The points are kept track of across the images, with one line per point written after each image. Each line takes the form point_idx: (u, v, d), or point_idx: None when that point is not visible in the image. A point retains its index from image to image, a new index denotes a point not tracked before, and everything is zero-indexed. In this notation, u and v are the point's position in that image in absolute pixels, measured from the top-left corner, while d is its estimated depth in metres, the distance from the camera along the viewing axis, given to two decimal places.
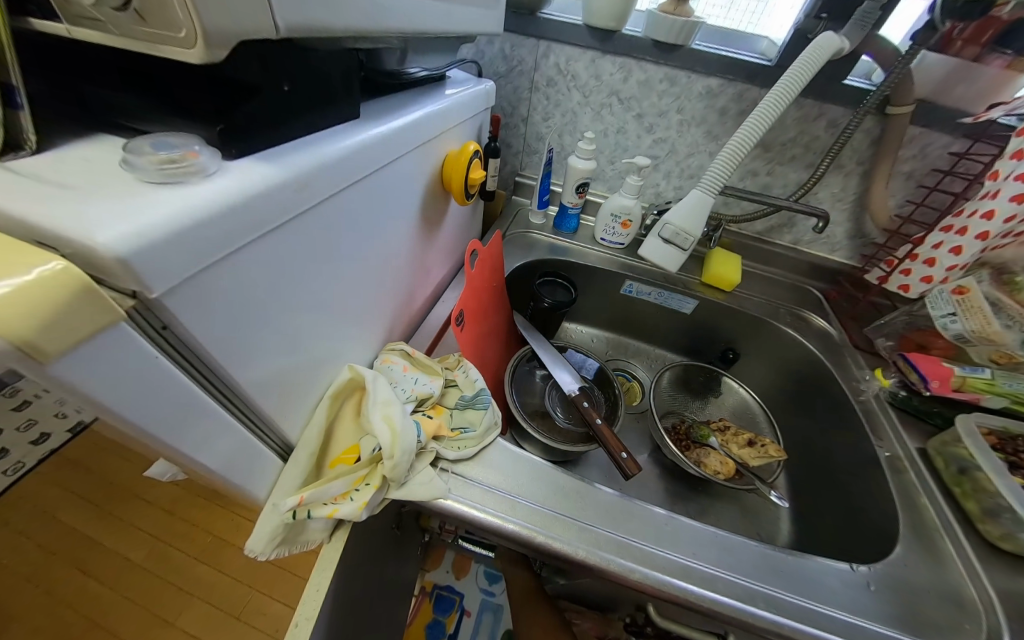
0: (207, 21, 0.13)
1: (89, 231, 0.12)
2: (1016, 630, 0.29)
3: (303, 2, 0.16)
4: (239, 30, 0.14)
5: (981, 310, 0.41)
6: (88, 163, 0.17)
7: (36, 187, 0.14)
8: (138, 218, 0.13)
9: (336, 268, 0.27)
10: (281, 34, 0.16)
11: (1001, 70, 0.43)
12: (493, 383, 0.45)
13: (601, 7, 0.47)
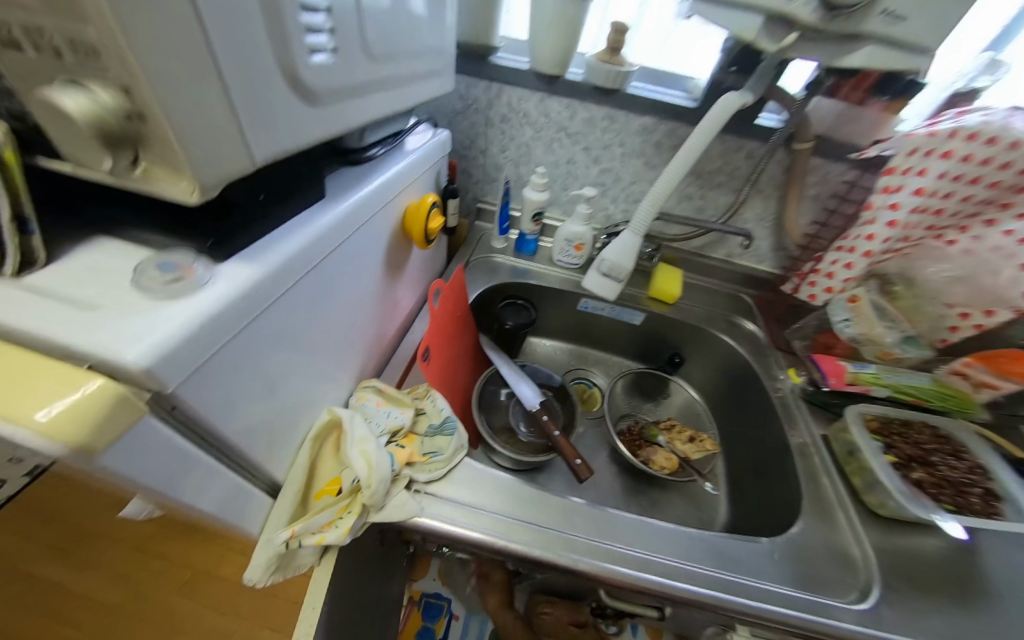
0: (204, 176, 0.17)
1: (118, 348, 0.16)
2: (882, 580, 0.38)
3: (270, 137, 0.21)
4: (224, 171, 0.19)
5: (866, 316, 0.53)
6: (95, 276, 0.20)
7: (60, 307, 0.18)
8: (154, 331, 0.17)
9: (311, 328, 0.31)
10: (256, 161, 0.21)
11: (880, 111, 0.50)
12: (460, 407, 0.49)
13: (545, 53, 0.52)
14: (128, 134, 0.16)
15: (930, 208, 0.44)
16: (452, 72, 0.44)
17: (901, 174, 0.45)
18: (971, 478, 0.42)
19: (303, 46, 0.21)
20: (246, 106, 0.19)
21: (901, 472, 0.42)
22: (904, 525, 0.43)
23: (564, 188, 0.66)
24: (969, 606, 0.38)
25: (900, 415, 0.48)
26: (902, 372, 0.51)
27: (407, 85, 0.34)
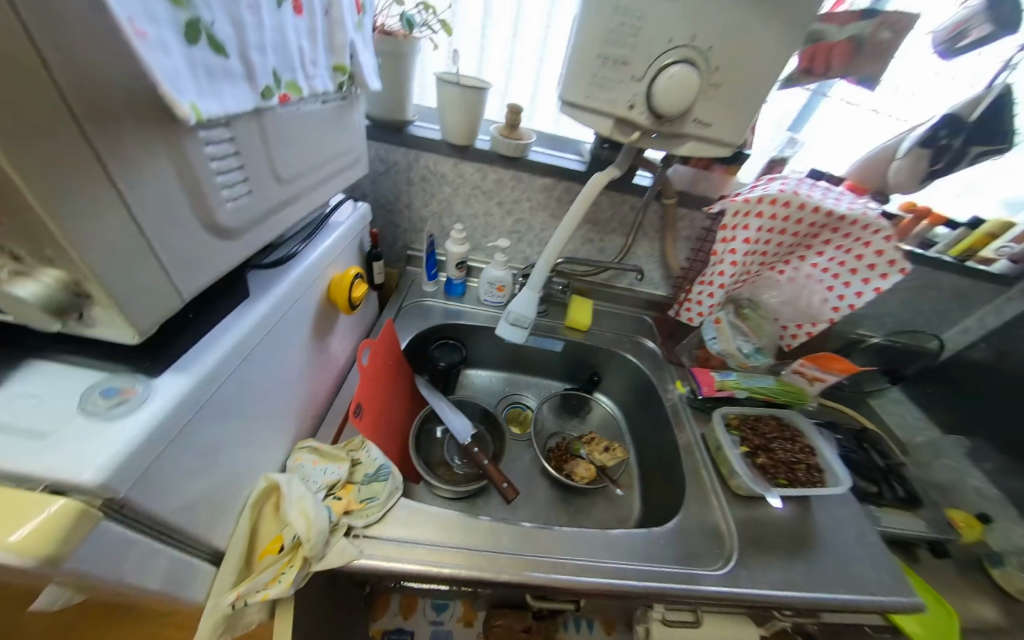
0: (142, 322, 0.22)
1: (77, 472, 0.21)
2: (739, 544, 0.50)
3: (197, 275, 0.26)
4: (157, 312, 0.24)
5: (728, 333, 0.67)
6: (40, 406, 0.24)
7: (11, 440, 0.21)
8: (100, 455, 0.22)
9: (242, 412, 0.35)
10: (185, 296, 0.26)
11: (723, 173, 0.66)
12: (394, 451, 0.55)
13: (455, 126, 0.60)
14: (76, 303, 0.20)
15: (752, 252, 0.61)
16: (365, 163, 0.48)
17: (730, 228, 0.60)
18: (799, 455, 0.56)
19: (218, 197, 0.26)
20: (175, 261, 0.24)
21: (751, 457, 0.55)
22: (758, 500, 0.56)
23: (484, 235, 0.76)
24: (798, 556, 0.51)
25: (752, 412, 0.62)
26: (756, 376, 0.65)
27: (322, 187, 0.41)
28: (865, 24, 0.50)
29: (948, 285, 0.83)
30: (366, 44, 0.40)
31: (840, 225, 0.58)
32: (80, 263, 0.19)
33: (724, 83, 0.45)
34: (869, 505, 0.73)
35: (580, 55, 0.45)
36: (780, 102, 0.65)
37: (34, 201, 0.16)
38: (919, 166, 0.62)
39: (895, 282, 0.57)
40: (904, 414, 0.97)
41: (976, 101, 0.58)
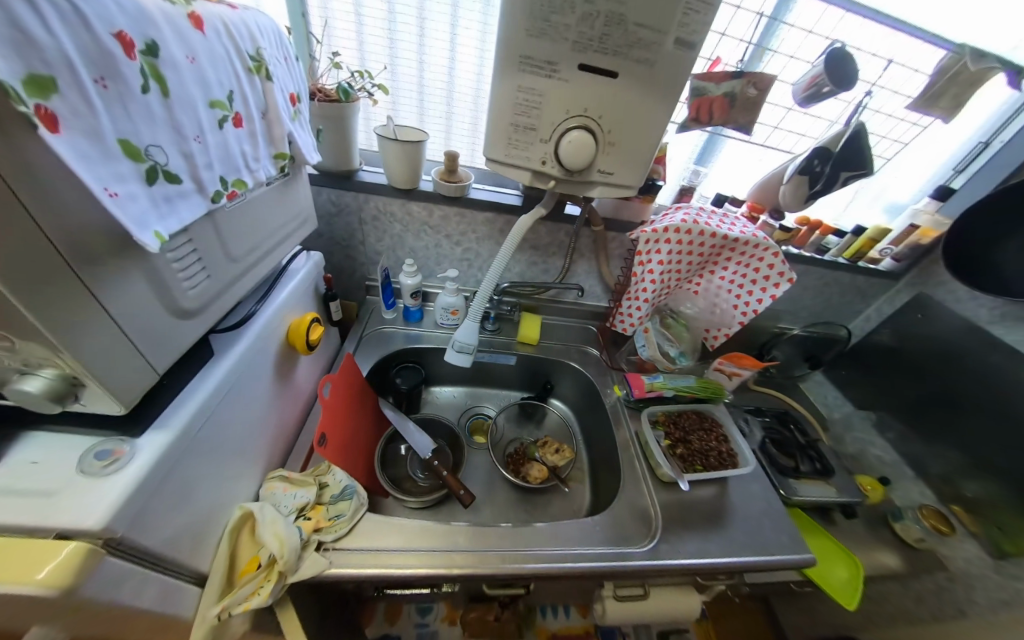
0: (126, 399, 0.29)
1: (86, 519, 0.28)
2: (663, 523, 0.59)
3: (169, 352, 0.33)
4: (137, 387, 0.30)
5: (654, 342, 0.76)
6: (44, 469, 0.30)
7: (28, 500, 0.28)
8: (101, 506, 0.28)
9: (216, 455, 0.41)
10: (160, 369, 0.32)
11: (641, 201, 0.77)
12: (360, 471, 0.61)
13: (398, 172, 0.68)
14: (72, 391, 0.27)
15: (666, 270, 0.71)
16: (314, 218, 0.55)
17: (645, 253, 0.71)
18: (713, 444, 0.68)
19: (180, 287, 0.32)
20: (151, 346, 0.31)
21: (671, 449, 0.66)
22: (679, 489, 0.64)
23: (437, 263, 0.86)
24: (715, 528, 0.60)
25: (674, 409, 0.73)
26: (679, 376, 0.75)
27: (274, 251, 0.47)
28: (733, 83, 0.60)
29: (848, 282, 0.97)
30: (303, 127, 0.46)
31: (735, 245, 0.68)
32: (77, 367, 0.25)
33: (617, 142, 0.53)
34: (788, 479, 0.84)
35: (494, 121, 0.52)
36: (682, 142, 0.76)
37: (48, 334, 0.22)
38: (801, 191, 0.73)
39: (785, 289, 0.68)
40: (826, 394, 1.12)
41: (839, 136, 0.68)
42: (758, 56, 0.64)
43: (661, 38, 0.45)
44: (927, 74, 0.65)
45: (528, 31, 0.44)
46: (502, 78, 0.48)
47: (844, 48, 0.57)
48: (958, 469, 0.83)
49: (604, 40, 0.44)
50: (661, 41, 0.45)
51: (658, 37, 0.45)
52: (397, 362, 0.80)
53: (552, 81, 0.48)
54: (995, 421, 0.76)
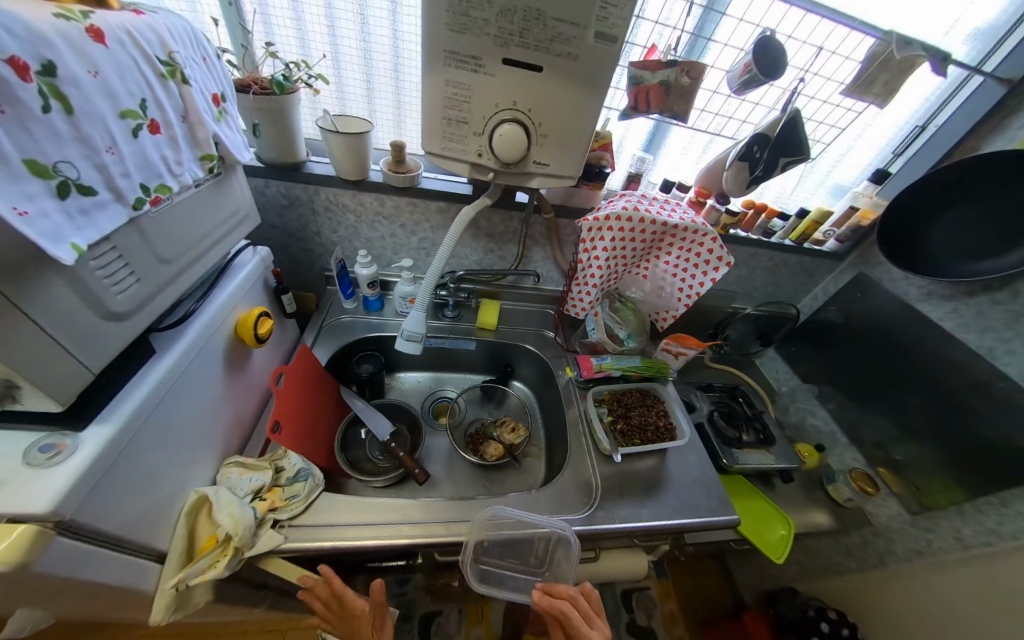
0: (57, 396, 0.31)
1: (36, 505, 0.30)
2: (603, 491, 0.65)
3: (104, 353, 0.35)
4: (70, 386, 0.32)
5: (603, 326, 0.80)
6: None
7: None
8: (47, 494, 0.31)
9: (165, 446, 0.44)
10: (95, 369, 0.34)
11: (590, 188, 0.79)
12: (319, 454, 0.65)
13: (345, 165, 0.68)
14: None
15: (612, 257, 0.74)
16: (256, 216, 0.56)
17: (588, 240, 0.73)
18: (651, 419, 0.75)
19: (108, 292, 0.34)
20: (83, 348, 0.33)
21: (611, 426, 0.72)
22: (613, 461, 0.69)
23: (395, 252, 0.88)
24: (651, 494, 0.65)
25: (619, 388, 0.79)
26: (625, 357, 0.80)
27: (213, 250, 0.48)
28: (668, 71, 0.61)
29: (795, 263, 1.01)
30: (230, 126, 0.46)
31: (675, 231, 0.71)
32: (7, 369, 0.27)
33: (550, 134, 0.54)
34: (731, 448, 0.91)
35: (427, 115, 0.53)
36: (635, 129, 0.79)
37: None
38: (742, 177, 0.76)
39: (724, 272, 0.72)
40: (777, 369, 1.19)
41: (776, 123, 0.70)
42: (700, 47, 0.67)
43: (583, 32, 0.45)
44: (858, 61, 0.68)
45: (451, 26, 0.44)
46: (431, 72, 0.49)
47: (773, 36, 0.58)
48: (887, 436, 0.89)
49: (525, 36, 0.45)
50: (583, 35, 0.45)
51: (579, 32, 0.45)
52: (357, 351, 0.84)
53: (479, 75, 0.48)
54: (917, 391, 0.83)
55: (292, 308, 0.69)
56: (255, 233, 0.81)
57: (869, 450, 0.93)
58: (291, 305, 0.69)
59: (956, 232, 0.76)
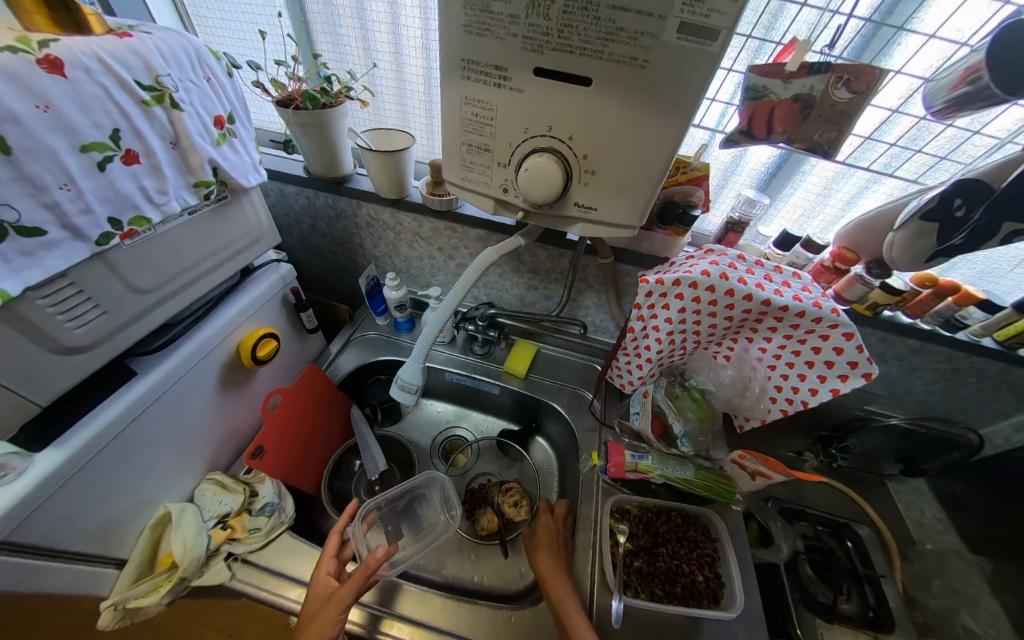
0: None
1: None
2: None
3: (54, 386, 0.34)
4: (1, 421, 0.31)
5: (649, 413, 0.63)
6: None
7: None
8: None
9: (142, 465, 0.44)
10: (41, 401, 0.33)
11: (667, 235, 0.60)
12: (305, 479, 0.63)
13: (383, 184, 0.64)
14: None
15: (678, 331, 0.55)
16: (274, 230, 0.58)
17: (641, 305, 0.56)
18: (687, 568, 0.54)
19: (65, 329, 0.33)
20: (21, 382, 0.31)
21: (627, 555, 0.55)
22: (609, 624, 0.49)
23: (431, 274, 0.82)
24: None
25: (657, 502, 0.61)
26: (673, 463, 0.61)
27: (204, 273, 0.47)
28: (812, 80, 0.40)
29: (994, 374, 0.65)
30: (234, 150, 0.45)
31: (784, 315, 0.48)
32: None
33: (597, 170, 0.40)
34: (812, 617, 0.63)
35: (447, 139, 0.45)
36: (754, 156, 0.58)
37: None
38: (922, 245, 0.48)
39: (856, 387, 0.48)
40: (921, 509, 0.81)
41: (1011, 166, 0.41)
42: (880, 39, 0.43)
43: (658, 25, 0.30)
44: None
45: (469, 29, 0.35)
46: (449, 88, 0.40)
47: None
48: None
49: (568, 33, 0.32)
50: (658, 30, 0.30)
51: (653, 24, 0.30)
52: (373, 372, 0.81)
53: (504, 91, 0.37)
54: None
55: (312, 323, 0.70)
56: (308, 238, 0.84)
57: None
58: (312, 321, 0.70)
59: None
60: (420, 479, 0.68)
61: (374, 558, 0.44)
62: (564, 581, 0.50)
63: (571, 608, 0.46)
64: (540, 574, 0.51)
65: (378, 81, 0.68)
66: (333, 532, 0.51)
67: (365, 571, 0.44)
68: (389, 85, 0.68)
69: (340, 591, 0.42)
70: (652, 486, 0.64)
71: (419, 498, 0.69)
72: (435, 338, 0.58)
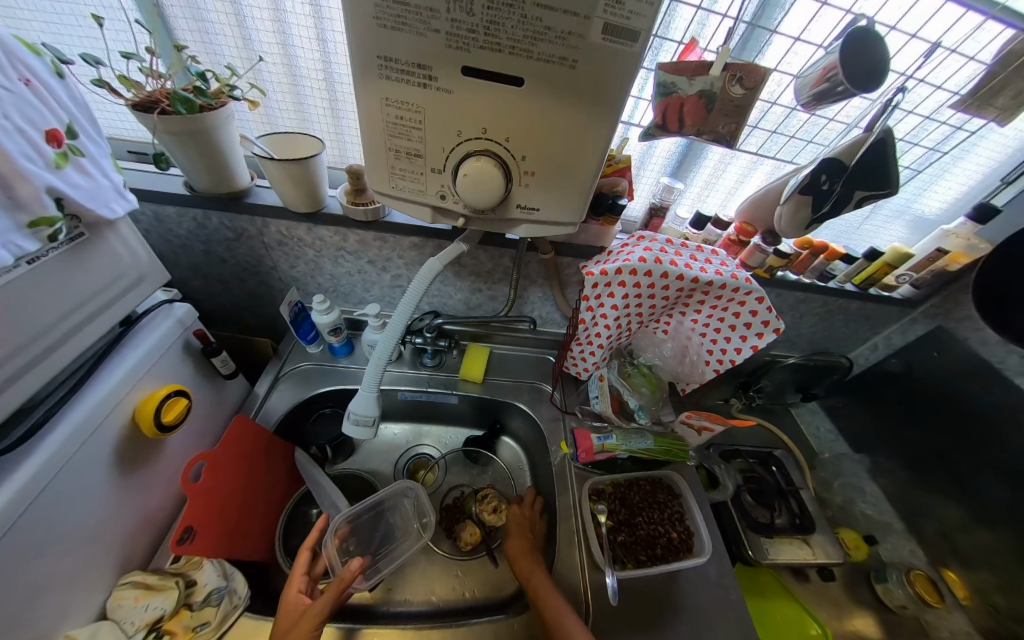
0: None
1: None
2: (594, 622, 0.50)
3: None
4: None
5: (607, 395, 0.66)
6: None
7: None
8: None
9: (25, 598, 0.34)
10: None
11: (600, 225, 0.62)
12: (253, 546, 0.55)
13: (292, 197, 0.56)
14: None
15: (623, 315, 0.58)
16: (155, 263, 0.47)
17: (586, 294, 0.59)
18: (661, 529, 0.60)
19: None
20: None
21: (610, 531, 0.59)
22: (607, 600, 0.52)
23: (365, 290, 0.76)
24: (659, 630, 0.50)
25: (626, 476, 0.65)
26: (634, 436, 0.65)
27: (58, 336, 0.37)
28: (711, 78, 0.44)
29: (854, 310, 0.82)
30: (82, 172, 0.35)
31: (709, 289, 0.54)
32: None
33: (537, 171, 0.40)
34: (757, 537, 0.73)
35: (370, 143, 0.41)
36: (662, 147, 0.63)
37: None
38: (802, 215, 0.57)
39: (770, 341, 0.56)
40: (817, 425, 1.00)
41: (856, 146, 0.51)
42: (757, 40, 0.50)
43: (584, 24, 0.30)
44: (986, 63, 0.50)
45: (382, 23, 0.31)
46: (365, 88, 0.36)
47: (870, 28, 0.41)
48: (954, 525, 0.73)
49: (495, 31, 0.31)
50: (585, 29, 0.30)
51: (580, 24, 0.30)
52: (314, 407, 0.73)
53: (430, 92, 0.35)
54: (1015, 489, 0.64)
55: (230, 368, 0.63)
56: (205, 266, 0.71)
57: (932, 543, 0.77)
58: (229, 367, 0.62)
59: None
60: (392, 488, 0.65)
61: (350, 570, 0.44)
62: (531, 557, 0.54)
63: (534, 577, 0.50)
64: (509, 556, 0.55)
65: (267, 77, 0.59)
66: (304, 548, 0.50)
67: (341, 585, 0.44)
68: (282, 81, 0.59)
69: (314, 607, 0.42)
70: (619, 461, 0.68)
71: (391, 509, 0.66)
72: (387, 360, 0.54)
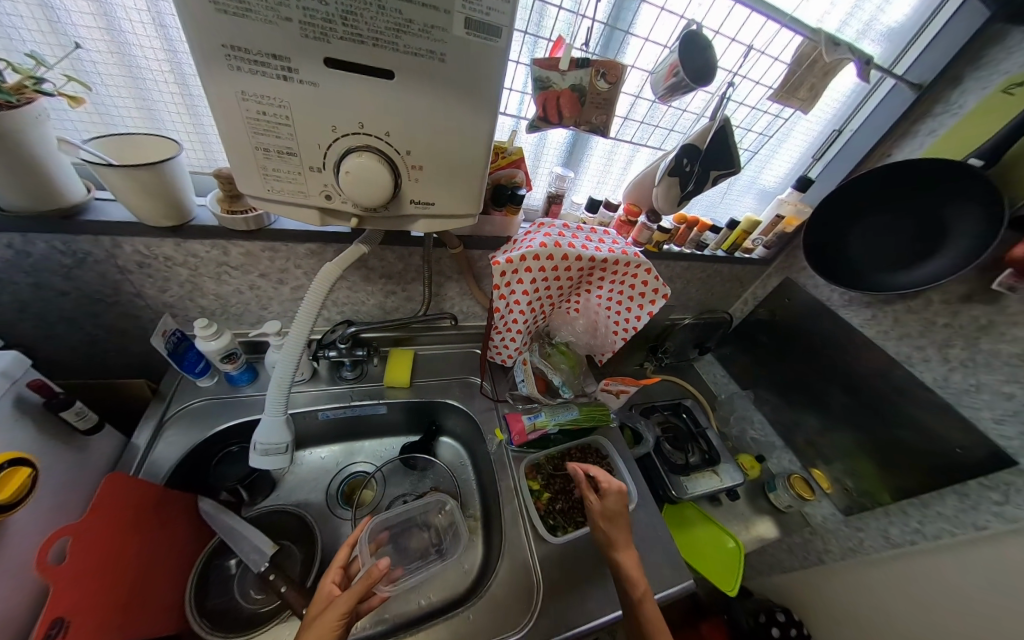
0: None
1: None
2: (543, 581, 0.54)
3: None
4: None
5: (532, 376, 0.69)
6: None
7: None
8: None
9: None
10: None
11: (504, 216, 0.64)
12: (155, 620, 0.47)
13: (146, 210, 0.48)
14: None
15: (535, 299, 0.62)
16: None
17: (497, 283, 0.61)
18: None
19: None
20: None
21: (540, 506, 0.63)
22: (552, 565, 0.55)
23: (261, 307, 0.68)
24: (599, 575, 0.55)
25: (558, 448, 0.70)
26: (560, 410, 0.70)
27: None
28: (579, 73, 0.49)
29: (728, 273, 0.97)
30: None
31: (605, 266, 0.61)
32: None
33: (424, 164, 0.40)
34: (678, 477, 0.84)
35: (228, 141, 0.36)
36: (550, 139, 0.67)
37: None
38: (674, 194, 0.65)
39: (661, 306, 0.64)
40: (715, 373, 1.17)
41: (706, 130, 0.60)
42: (616, 40, 0.56)
43: (445, 19, 0.31)
44: (786, 63, 0.64)
45: (219, 7, 0.28)
46: (211, 81, 0.32)
47: (696, 33, 0.49)
48: (814, 432, 0.92)
49: (353, 21, 0.30)
50: (447, 24, 0.31)
51: (440, 18, 0.31)
52: (216, 446, 0.64)
53: (296, 86, 0.33)
54: (846, 395, 0.83)
55: (90, 423, 0.53)
56: (33, 304, 0.57)
57: (802, 449, 0.95)
58: (88, 422, 0.52)
59: (874, 241, 0.73)
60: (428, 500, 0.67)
61: (379, 568, 0.40)
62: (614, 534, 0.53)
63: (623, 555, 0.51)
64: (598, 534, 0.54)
65: (91, 67, 0.49)
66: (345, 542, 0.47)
67: (370, 582, 0.39)
68: (113, 73, 0.50)
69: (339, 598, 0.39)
70: (551, 436, 0.73)
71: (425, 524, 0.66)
72: (292, 377, 0.49)
